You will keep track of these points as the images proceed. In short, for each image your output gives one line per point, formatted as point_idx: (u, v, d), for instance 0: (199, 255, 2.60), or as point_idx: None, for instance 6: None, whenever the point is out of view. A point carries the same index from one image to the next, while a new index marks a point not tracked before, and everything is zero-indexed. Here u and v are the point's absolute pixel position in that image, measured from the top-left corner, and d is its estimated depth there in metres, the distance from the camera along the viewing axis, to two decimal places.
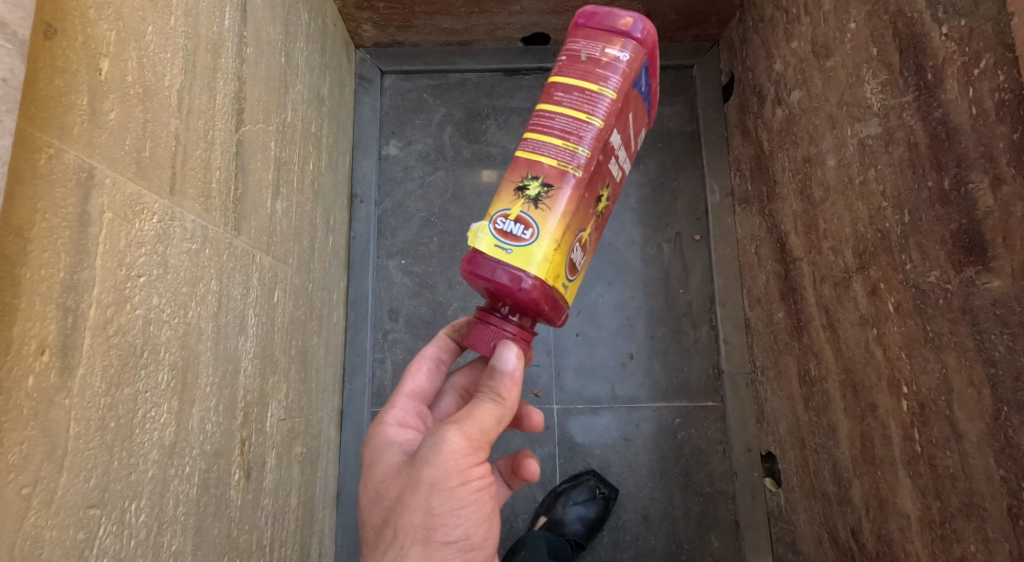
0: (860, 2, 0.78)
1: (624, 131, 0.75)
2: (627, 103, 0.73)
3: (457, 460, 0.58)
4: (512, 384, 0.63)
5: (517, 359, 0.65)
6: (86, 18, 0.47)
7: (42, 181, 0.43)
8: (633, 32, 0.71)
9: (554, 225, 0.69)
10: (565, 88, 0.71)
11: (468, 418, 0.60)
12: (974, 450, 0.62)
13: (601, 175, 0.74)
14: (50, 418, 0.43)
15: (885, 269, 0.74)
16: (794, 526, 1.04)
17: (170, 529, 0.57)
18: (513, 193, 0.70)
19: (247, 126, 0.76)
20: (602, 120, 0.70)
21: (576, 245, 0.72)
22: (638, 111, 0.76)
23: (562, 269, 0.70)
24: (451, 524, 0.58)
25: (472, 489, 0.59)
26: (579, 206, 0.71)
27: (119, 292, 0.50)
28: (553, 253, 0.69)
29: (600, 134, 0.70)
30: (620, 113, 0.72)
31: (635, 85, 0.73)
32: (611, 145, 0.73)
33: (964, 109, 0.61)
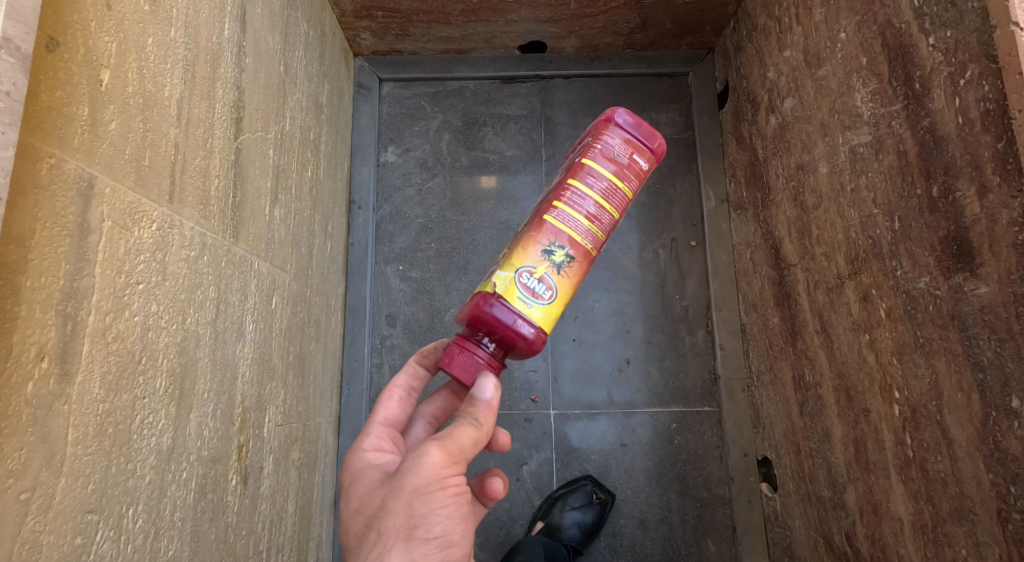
0: (850, 12, 0.79)
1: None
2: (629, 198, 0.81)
3: (436, 471, 0.59)
4: (489, 409, 0.65)
5: (496, 389, 0.67)
6: (88, 31, 0.48)
7: (43, 191, 0.44)
8: (651, 146, 0.82)
9: (568, 290, 0.75)
10: (596, 174, 0.77)
11: (448, 436, 0.61)
12: (964, 455, 0.62)
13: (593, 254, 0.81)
14: (49, 424, 0.44)
15: (876, 275, 0.75)
16: (790, 531, 1.04)
17: (167, 534, 0.58)
18: (541, 253, 0.74)
19: (246, 134, 0.77)
20: (619, 212, 0.79)
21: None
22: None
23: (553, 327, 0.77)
24: (432, 522, 0.58)
25: (451, 494, 0.59)
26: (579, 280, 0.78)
27: (117, 299, 0.50)
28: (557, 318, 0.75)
29: (614, 224, 0.79)
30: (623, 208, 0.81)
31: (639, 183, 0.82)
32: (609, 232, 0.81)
33: (951, 119, 0.62)
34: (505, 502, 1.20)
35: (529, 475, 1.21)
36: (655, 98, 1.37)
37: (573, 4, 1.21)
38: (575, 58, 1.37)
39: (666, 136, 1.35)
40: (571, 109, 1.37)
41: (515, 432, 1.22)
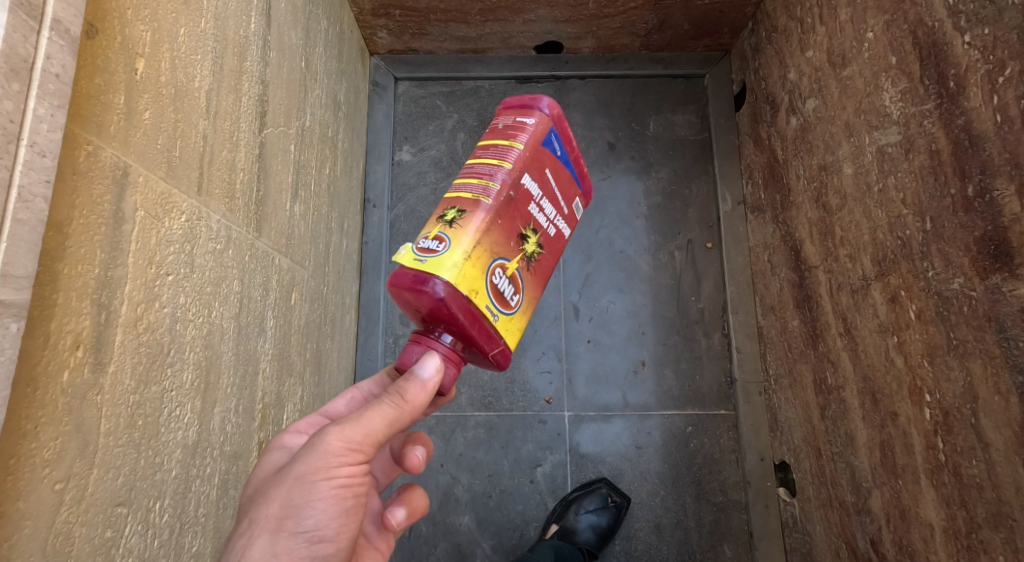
0: (878, 12, 0.78)
1: (541, 181, 0.73)
2: (537, 157, 0.72)
3: (328, 459, 0.51)
4: (426, 388, 0.57)
5: (438, 369, 0.59)
6: (124, 19, 0.47)
7: (81, 177, 0.43)
8: (543, 107, 0.73)
9: (466, 238, 0.65)
10: (483, 146, 0.73)
11: (354, 419, 0.53)
12: (1000, 459, 0.61)
13: (522, 215, 0.70)
14: (83, 414, 0.43)
15: (905, 277, 0.74)
16: (810, 536, 1.03)
17: (191, 530, 0.57)
18: (433, 221, 0.68)
19: (270, 129, 0.77)
20: (512, 165, 0.70)
21: (498, 270, 0.66)
22: (557, 170, 0.75)
23: (482, 286, 0.64)
24: (305, 515, 0.50)
25: (336, 486, 0.51)
26: (496, 236, 0.67)
27: (149, 289, 0.50)
28: (472, 270, 0.64)
29: (508, 176, 0.69)
30: (533, 165, 0.72)
31: (546, 142, 0.73)
32: (528, 188, 0.71)
33: (988, 117, 0.62)
34: (518, 504, 1.19)
35: (543, 477, 1.20)
36: (671, 99, 1.36)
37: (592, 4, 1.20)
38: (590, 59, 1.36)
39: (682, 138, 1.35)
40: (587, 109, 1.37)
41: (529, 433, 1.21)
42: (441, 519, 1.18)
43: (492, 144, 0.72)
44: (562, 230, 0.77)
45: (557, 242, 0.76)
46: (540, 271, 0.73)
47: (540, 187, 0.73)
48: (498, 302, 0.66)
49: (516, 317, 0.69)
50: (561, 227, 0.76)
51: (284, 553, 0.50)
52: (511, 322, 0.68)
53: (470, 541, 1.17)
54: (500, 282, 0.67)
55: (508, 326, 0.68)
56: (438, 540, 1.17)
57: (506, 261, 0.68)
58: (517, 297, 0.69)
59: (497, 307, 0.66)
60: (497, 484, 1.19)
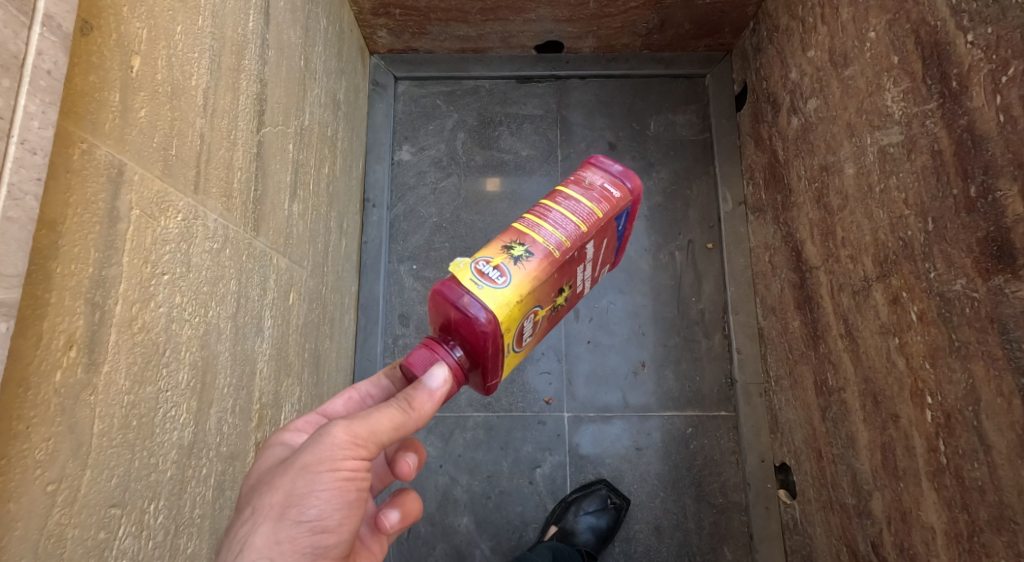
0: (880, 11, 0.78)
1: (596, 248, 0.79)
2: (605, 226, 0.78)
3: (332, 451, 0.51)
4: (433, 398, 0.59)
5: (446, 381, 0.61)
6: (120, 16, 0.47)
7: (74, 175, 0.43)
8: (627, 184, 0.80)
9: (525, 284, 0.67)
10: (564, 196, 0.77)
11: (360, 415, 0.53)
12: (1003, 462, 0.61)
13: (569, 275, 0.76)
14: (76, 414, 0.43)
15: (907, 278, 0.73)
16: (810, 538, 1.02)
17: (186, 532, 0.57)
18: (499, 248, 0.70)
19: (268, 128, 0.76)
20: (587, 229, 0.75)
21: (532, 316, 0.71)
22: (610, 239, 0.82)
23: (515, 327, 0.68)
24: (308, 504, 0.50)
25: (339, 479, 0.50)
26: (547, 288, 0.71)
27: (144, 289, 0.50)
28: (517, 313, 0.67)
29: (581, 238, 0.74)
30: (600, 234, 0.77)
31: (616, 216, 0.79)
32: (585, 254, 0.76)
33: (991, 117, 0.61)
34: (517, 505, 1.18)
35: (543, 478, 1.19)
36: (672, 99, 1.36)
37: (592, 4, 1.20)
38: (591, 59, 1.36)
39: (683, 138, 1.34)
40: (587, 109, 1.36)
41: (528, 434, 1.21)
42: (440, 520, 1.17)
43: (576, 200, 0.76)
44: (584, 289, 0.85)
45: (576, 298, 0.84)
46: (553, 319, 0.80)
47: (594, 251, 0.79)
48: (517, 340, 0.71)
49: (520, 354, 0.75)
50: (586, 286, 0.84)
51: (286, 542, 0.49)
52: (514, 358, 0.74)
53: (469, 543, 1.16)
54: (528, 326, 0.72)
55: (511, 361, 0.73)
56: (436, 541, 1.17)
57: (540, 310, 0.73)
58: (529, 338, 0.75)
59: (514, 345, 0.71)
60: (497, 485, 1.19)
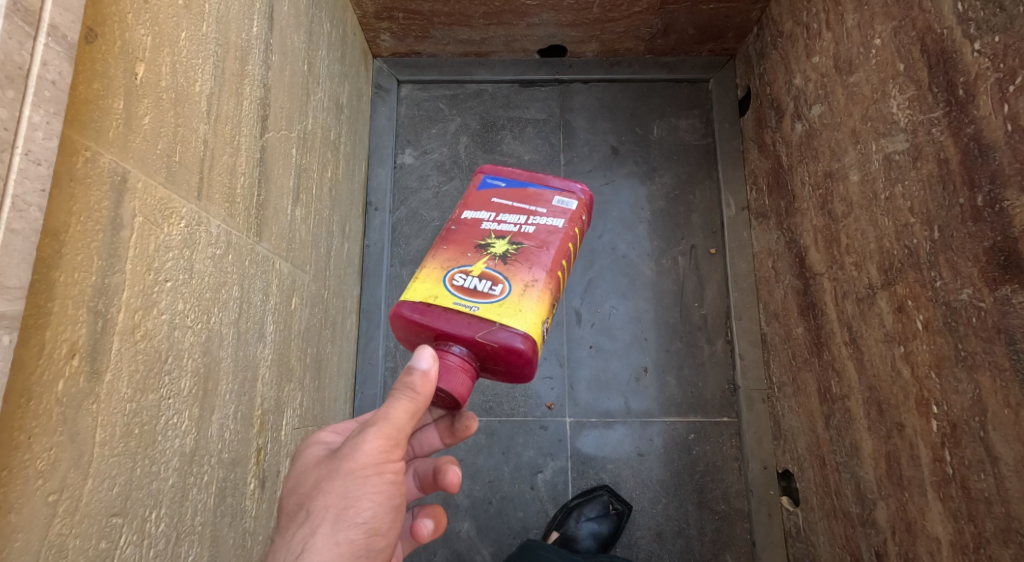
0: (886, 18, 0.78)
1: (490, 206, 0.76)
2: (478, 195, 0.78)
3: (378, 452, 0.52)
4: (426, 377, 0.56)
5: (433, 357, 0.57)
6: (125, 23, 0.47)
7: (78, 184, 0.42)
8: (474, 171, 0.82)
9: (425, 270, 0.71)
10: None
11: (395, 414, 0.54)
12: (1010, 474, 0.60)
13: (475, 234, 0.73)
14: (78, 424, 0.42)
15: (912, 286, 0.73)
16: (814, 546, 1.02)
17: (187, 540, 0.56)
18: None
19: (272, 133, 0.76)
20: (455, 211, 0.77)
21: (458, 274, 0.69)
22: (507, 193, 0.77)
23: (441, 291, 0.68)
24: (362, 506, 0.52)
25: (388, 479, 0.52)
26: (445, 257, 0.71)
27: (147, 296, 0.49)
28: (426, 285, 0.69)
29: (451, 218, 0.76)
30: (474, 203, 0.77)
31: (482, 185, 0.79)
32: (475, 217, 0.75)
33: (999, 126, 0.61)
34: (519, 510, 1.18)
35: (544, 484, 1.19)
36: (675, 104, 1.35)
37: (596, 8, 1.20)
38: (594, 63, 1.36)
39: (686, 143, 1.34)
40: (590, 113, 1.36)
41: (530, 439, 1.20)
42: None
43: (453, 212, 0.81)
44: (548, 223, 0.74)
45: (547, 233, 0.73)
46: (528, 258, 0.70)
47: (486, 210, 0.76)
48: (467, 295, 0.67)
49: (503, 300, 0.66)
50: (540, 222, 0.74)
51: (345, 544, 0.51)
52: (499, 307, 0.66)
53: (470, 547, 1.16)
54: (465, 282, 0.68)
55: (499, 310, 0.65)
56: (437, 546, 1.16)
57: (467, 266, 0.69)
58: (498, 285, 0.67)
59: (469, 300, 0.67)
60: (498, 490, 1.18)
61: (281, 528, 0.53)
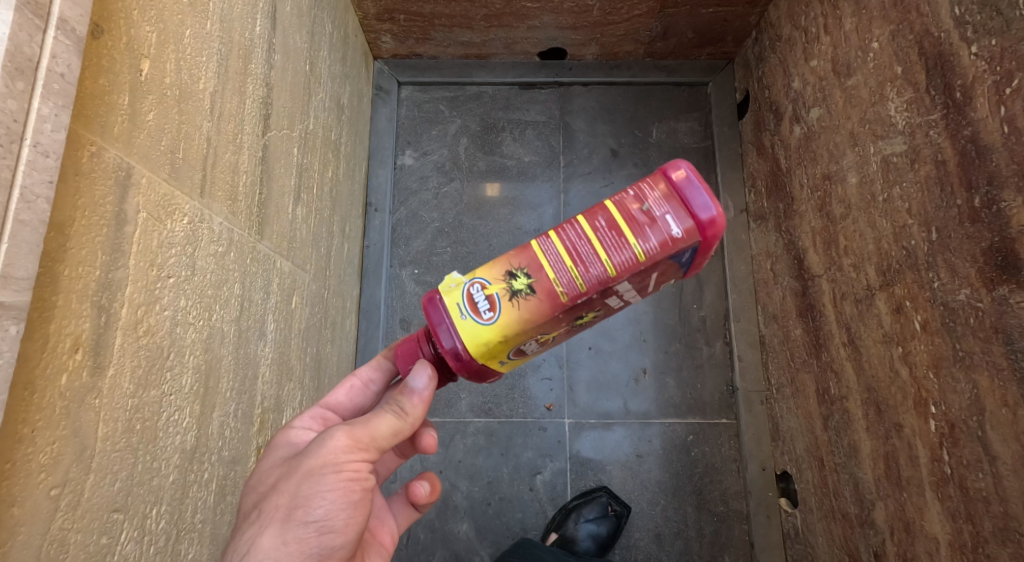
0: (883, 22, 0.78)
1: (643, 281, 0.58)
2: (655, 265, 0.56)
3: (333, 455, 0.52)
4: (421, 401, 0.58)
5: (432, 379, 0.58)
6: (130, 19, 0.47)
7: (83, 179, 0.43)
8: (702, 211, 0.56)
9: (514, 325, 0.57)
10: (607, 221, 0.56)
11: (355, 421, 0.54)
12: (1008, 473, 0.61)
13: (592, 307, 0.58)
14: (81, 418, 0.42)
15: (910, 287, 0.73)
16: (812, 548, 1.02)
17: (187, 537, 0.56)
18: (503, 270, 0.58)
19: (274, 132, 0.76)
20: (615, 273, 0.55)
21: (532, 347, 0.60)
22: (670, 267, 0.59)
23: (502, 358, 0.59)
24: (314, 504, 0.51)
25: (343, 479, 0.51)
26: (550, 325, 0.58)
27: (150, 292, 0.49)
28: (501, 349, 0.58)
29: (607, 281, 0.56)
30: (642, 274, 0.56)
31: (676, 254, 0.56)
32: (618, 290, 0.57)
33: (996, 128, 0.62)
34: (518, 511, 1.18)
35: (543, 485, 1.19)
36: (674, 107, 1.36)
37: (596, 11, 1.21)
38: (594, 66, 1.36)
39: (685, 145, 1.34)
40: (590, 115, 1.36)
41: (529, 440, 1.20)
42: (439, 526, 1.17)
43: (616, 230, 0.56)
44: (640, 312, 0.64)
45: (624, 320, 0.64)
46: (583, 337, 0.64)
47: (638, 287, 0.58)
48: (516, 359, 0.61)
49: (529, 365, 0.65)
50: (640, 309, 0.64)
51: (292, 543, 0.50)
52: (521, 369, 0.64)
53: (468, 548, 1.16)
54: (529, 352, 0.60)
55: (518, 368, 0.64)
56: (436, 547, 1.16)
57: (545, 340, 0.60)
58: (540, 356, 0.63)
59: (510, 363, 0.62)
60: (497, 491, 1.18)
61: (239, 522, 0.54)
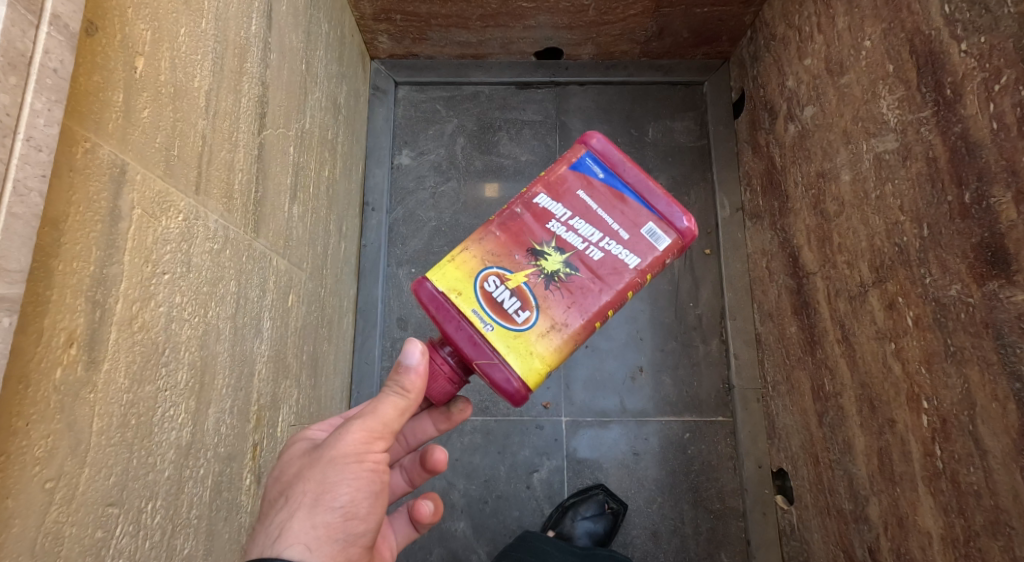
0: (875, 20, 0.79)
1: (570, 201, 0.70)
2: (567, 181, 0.71)
3: (355, 445, 0.54)
4: (416, 376, 0.58)
5: (423, 352, 0.59)
6: (125, 17, 0.48)
7: (78, 175, 0.43)
8: (587, 139, 0.73)
9: (462, 251, 0.69)
10: None
11: (370, 412, 0.56)
12: (999, 466, 0.61)
13: (534, 232, 0.70)
14: (76, 412, 0.43)
15: (902, 283, 0.74)
16: (808, 544, 1.02)
17: (182, 532, 0.57)
18: None
19: (270, 130, 0.77)
20: (529, 187, 0.72)
21: (491, 279, 0.67)
22: (595, 190, 0.71)
23: (469, 291, 0.67)
24: (340, 490, 0.52)
25: (367, 467, 0.53)
26: (494, 246, 0.69)
27: (144, 288, 0.50)
28: (459, 275, 0.67)
29: (525, 197, 0.71)
30: (555, 187, 0.71)
31: (577, 165, 0.72)
32: (546, 209, 0.70)
33: (985, 124, 0.62)
34: (515, 510, 1.18)
35: (540, 483, 1.19)
36: (670, 106, 1.36)
37: (591, 11, 1.21)
38: (590, 65, 1.37)
39: (681, 144, 1.35)
40: (586, 115, 1.37)
41: (526, 439, 1.21)
42: (436, 525, 1.17)
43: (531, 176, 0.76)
44: (620, 256, 0.68)
45: (610, 270, 0.68)
46: (569, 291, 0.67)
47: (565, 205, 0.70)
48: (490, 309, 0.66)
49: (523, 333, 0.65)
50: (612, 249, 0.69)
51: (321, 527, 0.51)
52: (515, 338, 0.65)
53: (465, 546, 1.16)
54: (496, 291, 0.67)
55: (514, 342, 0.65)
56: (433, 545, 1.16)
57: (506, 273, 0.67)
58: (524, 312, 0.66)
59: (488, 316, 0.66)
60: (494, 489, 1.19)
61: (260, 517, 0.53)
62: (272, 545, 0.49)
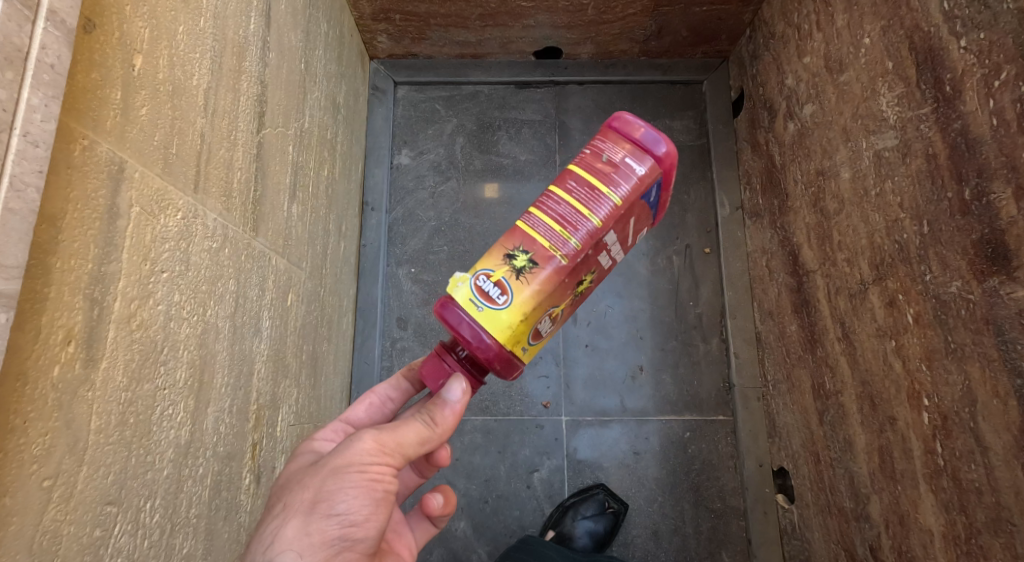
0: (874, 18, 0.79)
1: (621, 229, 0.67)
2: (630, 209, 0.66)
3: (360, 454, 0.53)
4: (450, 414, 0.60)
5: (464, 391, 0.61)
6: (123, 15, 0.47)
7: (75, 172, 0.43)
8: (655, 150, 0.67)
9: (530, 299, 0.62)
10: (575, 180, 0.66)
11: (389, 428, 0.56)
12: (1000, 463, 0.61)
13: (588, 264, 0.66)
14: (74, 410, 0.43)
15: (903, 280, 0.74)
16: (809, 543, 1.02)
17: (182, 531, 0.56)
18: (500, 255, 0.63)
19: (269, 129, 0.77)
20: (601, 220, 0.64)
21: (545, 318, 0.65)
22: (641, 214, 0.69)
23: (528, 337, 0.64)
24: (338, 498, 0.51)
25: (367, 477, 0.52)
26: (559, 289, 0.64)
27: (143, 286, 0.50)
28: (523, 323, 0.62)
29: (595, 232, 0.64)
30: (621, 218, 0.66)
31: (644, 195, 0.67)
32: (604, 242, 0.66)
33: (985, 121, 0.62)
34: (515, 509, 1.18)
35: (540, 483, 1.19)
36: (669, 106, 1.36)
37: (590, 10, 1.21)
38: (589, 65, 1.37)
39: (680, 143, 1.35)
40: (585, 114, 1.37)
41: (526, 438, 1.21)
42: None
43: (591, 185, 0.65)
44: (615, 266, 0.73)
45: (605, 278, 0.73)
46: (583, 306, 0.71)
47: (617, 233, 0.67)
48: (535, 342, 0.66)
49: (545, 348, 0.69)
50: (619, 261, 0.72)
51: (314, 536, 0.50)
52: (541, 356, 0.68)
53: (466, 546, 1.16)
54: (544, 326, 0.65)
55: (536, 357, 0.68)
56: (434, 545, 1.16)
57: (557, 309, 0.66)
58: (551, 331, 0.68)
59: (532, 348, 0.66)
60: (494, 489, 1.19)
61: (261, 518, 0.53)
62: (266, 551, 0.49)
